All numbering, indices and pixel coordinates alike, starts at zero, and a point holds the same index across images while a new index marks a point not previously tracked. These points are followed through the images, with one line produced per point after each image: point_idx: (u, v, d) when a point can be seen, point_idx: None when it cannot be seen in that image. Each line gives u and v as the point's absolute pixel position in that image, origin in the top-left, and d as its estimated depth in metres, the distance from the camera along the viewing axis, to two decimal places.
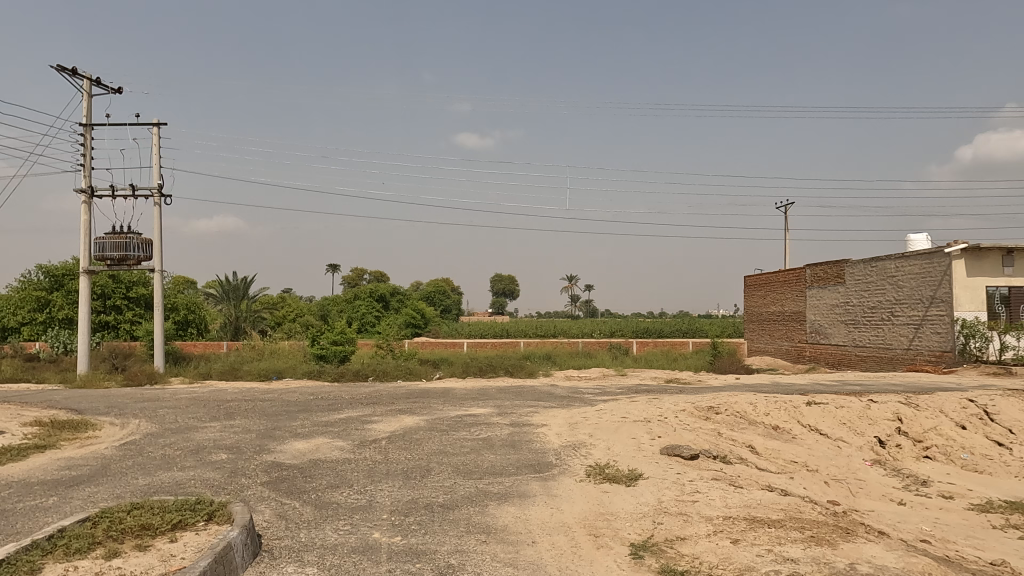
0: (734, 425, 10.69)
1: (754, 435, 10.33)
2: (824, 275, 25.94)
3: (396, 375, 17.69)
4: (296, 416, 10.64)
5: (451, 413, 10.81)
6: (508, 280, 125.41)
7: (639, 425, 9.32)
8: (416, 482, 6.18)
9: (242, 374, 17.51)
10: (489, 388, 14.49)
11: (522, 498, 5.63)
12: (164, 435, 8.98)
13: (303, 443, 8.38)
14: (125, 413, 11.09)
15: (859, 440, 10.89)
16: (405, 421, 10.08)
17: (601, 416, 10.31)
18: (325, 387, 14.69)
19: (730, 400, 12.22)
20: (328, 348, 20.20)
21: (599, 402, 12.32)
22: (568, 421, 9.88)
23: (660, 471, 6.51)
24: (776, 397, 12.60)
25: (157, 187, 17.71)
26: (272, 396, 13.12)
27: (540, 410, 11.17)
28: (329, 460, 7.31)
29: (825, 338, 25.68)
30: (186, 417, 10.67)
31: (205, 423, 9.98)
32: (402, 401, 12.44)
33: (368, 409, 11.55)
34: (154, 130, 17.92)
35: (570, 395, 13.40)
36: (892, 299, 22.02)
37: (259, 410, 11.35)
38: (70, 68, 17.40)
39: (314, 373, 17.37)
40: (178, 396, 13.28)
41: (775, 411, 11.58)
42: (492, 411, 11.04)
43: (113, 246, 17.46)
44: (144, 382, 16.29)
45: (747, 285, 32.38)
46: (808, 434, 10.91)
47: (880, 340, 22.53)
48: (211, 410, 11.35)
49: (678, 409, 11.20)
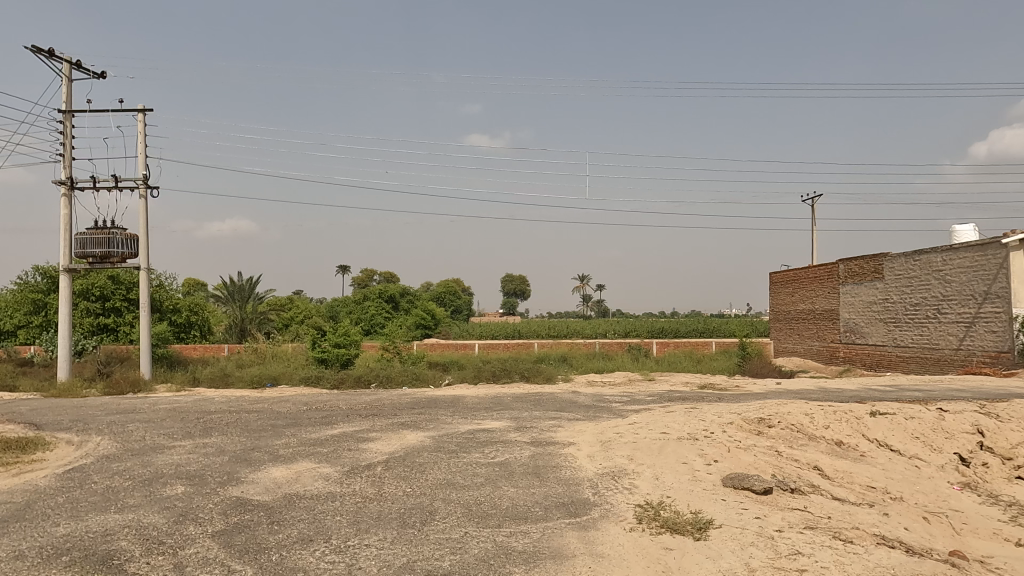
0: (793, 441, 9.14)
1: (817, 454, 8.76)
2: (859, 270, 24.29)
3: (402, 381, 16.21)
4: (281, 433, 9.16)
5: (462, 428, 9.30)
6: (519, 281, 124.05)
7: (686, 444, 7.79)
8: (414, 534, 4.67)
9: (234, 380, 16.14)
10: (505, 397, 12.93)
11: (559, 562, 4.15)
12: (121, 460, 7.56)
13: (282, 469, 6.93)
14: (88, 429, 9.67)
15: (939, 459, 9.31)
16: (407, 439, 8.57)
17: (637, 431, 8.75)
18: (321, 395, 13.24)
19: (781, 410, 10.65)
20: (329, 351, 18.88)
21: (631, 413, 10.75)
22: (599, 438, 8.34)
23: (734, 516, 5.01)
24: (832, 406, 11.01)
25: (142, 178, 16.36)
26: (262, 407, 11.70)
27: (565, 424, 9.62)
28: (307, 496, 5.81)
29: (861, 338, 23.98)
30: (156, 434, 9.26)
31: (175, 443, 8.54)
32: (406, 413, 10.93)
33: (367, 422, 10.08)
34: (140, 117, 16.59)
35: (596, 404, 11.84)
36: (939, 295, 20.37)
37: (241, 425, 9.87)
38: (47, 49, 16.07)
39: (312, 379, 16.00)
40: (157, 407, 11.86)
41: (836, 423, 10.00)
42: (508, 426, 9.52)
43: (94, 243, 16.12)
44: (127, 390, 14.81)
45: (774, 282, 30.68)
46: (878, 451, 9.33)
47: (926, 340, 20.83)
48: (187, 425, 9.91)
49: (724, 422, 9.64)
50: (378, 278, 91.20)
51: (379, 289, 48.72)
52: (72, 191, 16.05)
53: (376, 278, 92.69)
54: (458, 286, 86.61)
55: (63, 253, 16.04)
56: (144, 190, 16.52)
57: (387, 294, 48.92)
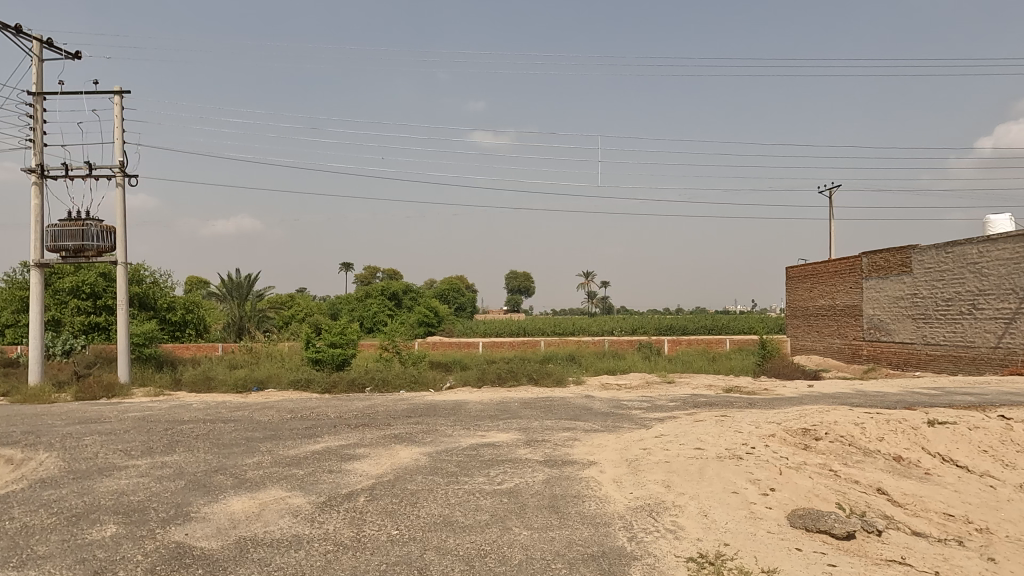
0: (847, 457, 7.88)
1: (878, 473, 7.51)
2: (884, 264, 22.99)
3: (399, 384, 15.00)
4: (254, 449, 7.91)
5: (463, 443, 8.05)
6: (523, 278, 122.93)
7: (731, 465, 6.53)
8: None
9: (218, 384, 14.90)
10: (511, 403, 11.68)
11: None
12: (57, 486, 6.34)
13: (244, 501, 5.69)
14: (36, 444, 8.44)
15: (1015, 477, 8.06)
16: (399, 457, 7.33)
17: (668, 447, 7.48)
18: (310, 401, 12.03)
19: (825, 419, 9.37)
20: (324, 351, 17.71)
21: (655, 423, 9.46)
22: (624, 457, 7.08)
23: None
24: (883, 414, 9.73)
25: (118, 164, 15.17)
26: (241, 416, 10.51)
27: (581, 437, 8.37)
28: (264, 543, 4.59)
29: (887, 335, 22.69)
30: (112, 450, 8.07)
31: (129, 463, 7.31)
32: (401, 423, 9.69)
33: (355, 434, 8.87)
34: (116, 99, 15.41)
35: (613, 411, 10.58)
36: (975, 290, 19.11)
37: (211, 439, 8.63)
38: (15, 27, 14.91)
39: (302, 382, 14.79)
40: (125, 416, 10.65)
41: (891, 435, 8.73)
42: (516, 440, 8.26)
43: (67, 235, 14.95)
44: (100, 395, 13.60)
45: (790, 277, 29.36)
46: (943, 468, 8.09)
47: (959, 338, 19.56)
48: (151, 438, 8.70)
49: (765, 434, 8.36)
50: (381, 275, 90.09)
51: (380, 286, 47.59)
52: (43, 179, 14.88)
53: (378, 275, 91.65)
54: (462, 282, 85.29)
55: (33, 246, 14.86)
56: (121, 178, 15.36)
57: (389, 291, 47.75)
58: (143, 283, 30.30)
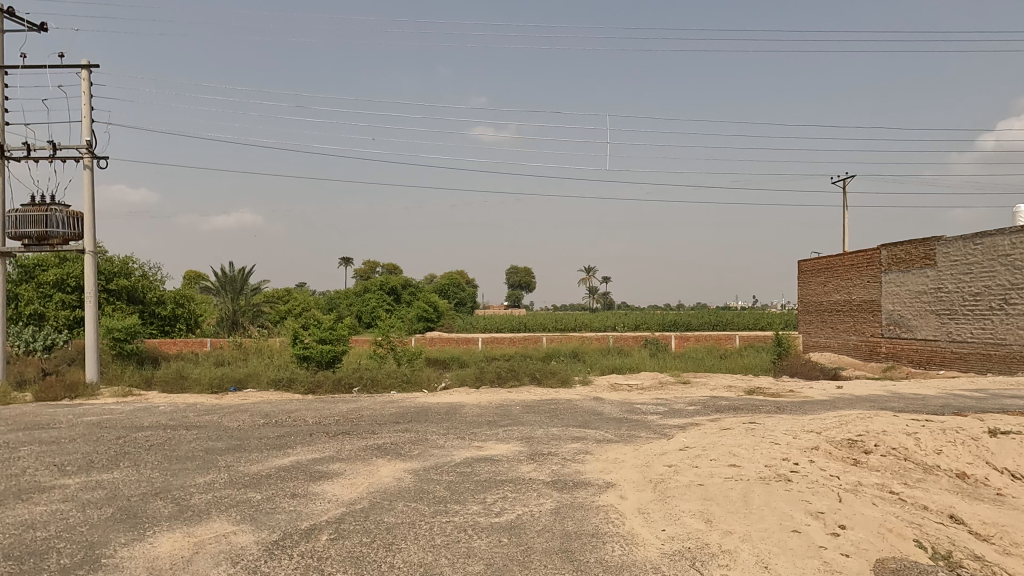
0: (907, 476, 6.70)
1: (947, 495, 6.32)
2: (905, 256, 21.79)
3: (389, 384, 13.83)
4: (210, 465, 6.73)
5: (456, 457, 6.88)
6: (523, 273, 121.91)
7: (780, 488, 5.36)
8: None
9: (192, 384, 13.67)
10: (512, 406, 10.52)
11: None
12: None
13: (175, 540, 4.49)
14: None
15: None
16: (378, 476, 6.15)
17: (700, 464, 6.30)
18: (289, 403, 10.83)
19: (871, 428, 8.18)
20: (313, 347, 16.52)
21: (675, 432, 8.29)
22: (648, 478, 5.88)
23: None
24: (935, 422, 8.54)
25: (85, 143, 13.99)
26: (208, 422, 9.32)
27: (594, 450, 7.20)
28: None
29: (908, 332, 21.51)
30: (44, 465, 6.88)
31: (54, 484, 6.10)
32: (386, 431, 8.52)
33: (333, 445, 7.71)
34: (83, 74, 14.20)
35: (627, 418, 9.37)
36: (1007, 283, 17.93)
37: (164, 451, 7.45)
38: None
39: (284, 382, 13.60)
40: (79, 421, 9.51)
41: (950, 449, 7.54)
42: (518, 453, 7.08)
43: (29, 221, 13.78)
44: (62, 396, 12.43)
45: (803, 271, 28.16)
46: (1016, 488, 6.89)
47: (989, 335, 18.40)
48: (96, 450, 7.52)
49: (807, 447, 7.18)
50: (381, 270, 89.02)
51: (380, 280, 46.42)
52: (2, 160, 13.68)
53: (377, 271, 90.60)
54: (462, 278, 84.16)
55: None
56: (88, 160, 14.16)
57: (388, 286, 46.51)
58: (131, 276, 28.90)
